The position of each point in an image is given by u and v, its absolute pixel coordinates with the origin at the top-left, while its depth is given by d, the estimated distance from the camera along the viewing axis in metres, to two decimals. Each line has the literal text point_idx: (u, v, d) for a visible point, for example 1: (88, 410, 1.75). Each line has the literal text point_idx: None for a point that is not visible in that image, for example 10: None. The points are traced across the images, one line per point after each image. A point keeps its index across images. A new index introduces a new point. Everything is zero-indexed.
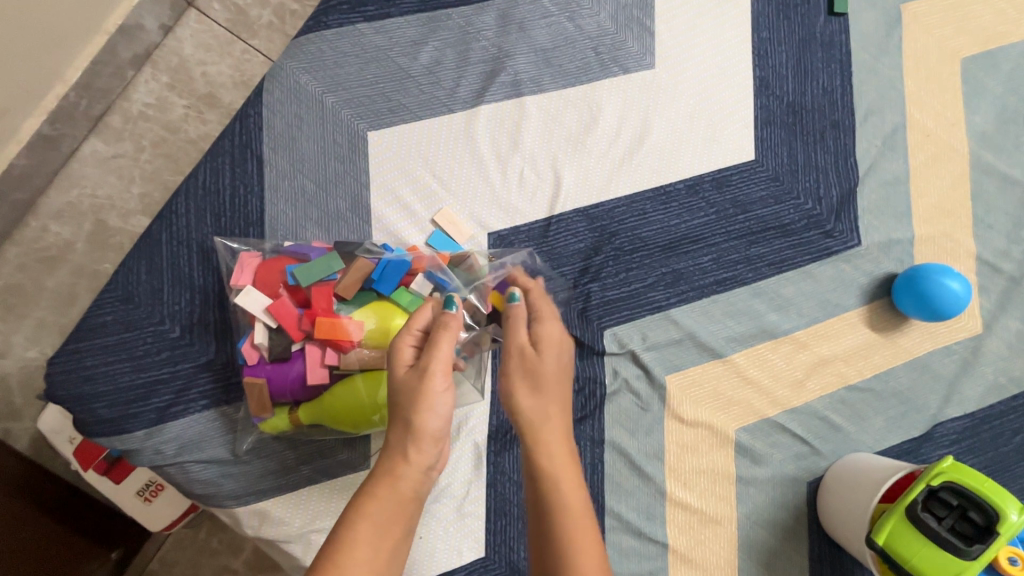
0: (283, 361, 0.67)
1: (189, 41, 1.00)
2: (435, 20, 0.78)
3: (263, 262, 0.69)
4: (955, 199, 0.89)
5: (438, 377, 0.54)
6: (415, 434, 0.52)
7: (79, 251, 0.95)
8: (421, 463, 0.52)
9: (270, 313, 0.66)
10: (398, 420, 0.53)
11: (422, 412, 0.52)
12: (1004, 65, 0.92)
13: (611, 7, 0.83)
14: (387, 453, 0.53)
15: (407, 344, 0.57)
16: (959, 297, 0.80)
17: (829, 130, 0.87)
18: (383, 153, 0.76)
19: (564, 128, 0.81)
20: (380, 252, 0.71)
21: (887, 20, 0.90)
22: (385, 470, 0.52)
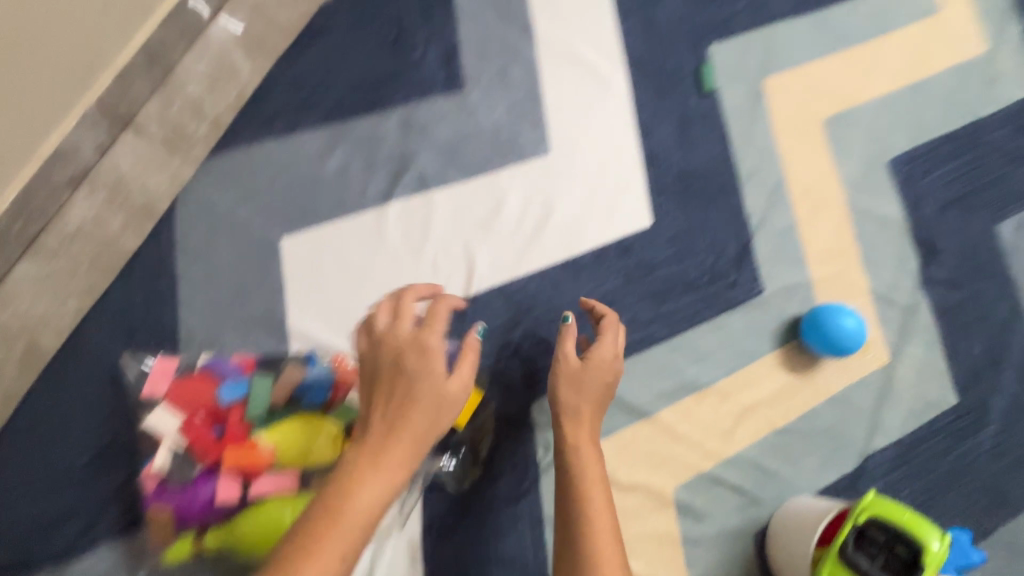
0: (190, 484, 0.65)
1: (127, 157, 0.85)
2: (342, 131, 0.84)
3: (178, 382, 0.69)
4: (843, 242, 0.97)
5: (463, 376, 0.57)
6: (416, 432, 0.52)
7: (6, 377, 0.79)
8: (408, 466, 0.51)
9: (182, 432, 0.66)
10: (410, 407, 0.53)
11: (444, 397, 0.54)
12: (861, 122, 1.03)
13: (504, 104, 0.91)
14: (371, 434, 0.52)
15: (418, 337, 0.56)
16: (852, 334, 0.87)
17: (718, 191, 0.95)
18: (297, 256, 0.79)
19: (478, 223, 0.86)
20: (303, 366, 0.71)
21: (751, 92, 1.00)
22: (395, 433, 0.51)
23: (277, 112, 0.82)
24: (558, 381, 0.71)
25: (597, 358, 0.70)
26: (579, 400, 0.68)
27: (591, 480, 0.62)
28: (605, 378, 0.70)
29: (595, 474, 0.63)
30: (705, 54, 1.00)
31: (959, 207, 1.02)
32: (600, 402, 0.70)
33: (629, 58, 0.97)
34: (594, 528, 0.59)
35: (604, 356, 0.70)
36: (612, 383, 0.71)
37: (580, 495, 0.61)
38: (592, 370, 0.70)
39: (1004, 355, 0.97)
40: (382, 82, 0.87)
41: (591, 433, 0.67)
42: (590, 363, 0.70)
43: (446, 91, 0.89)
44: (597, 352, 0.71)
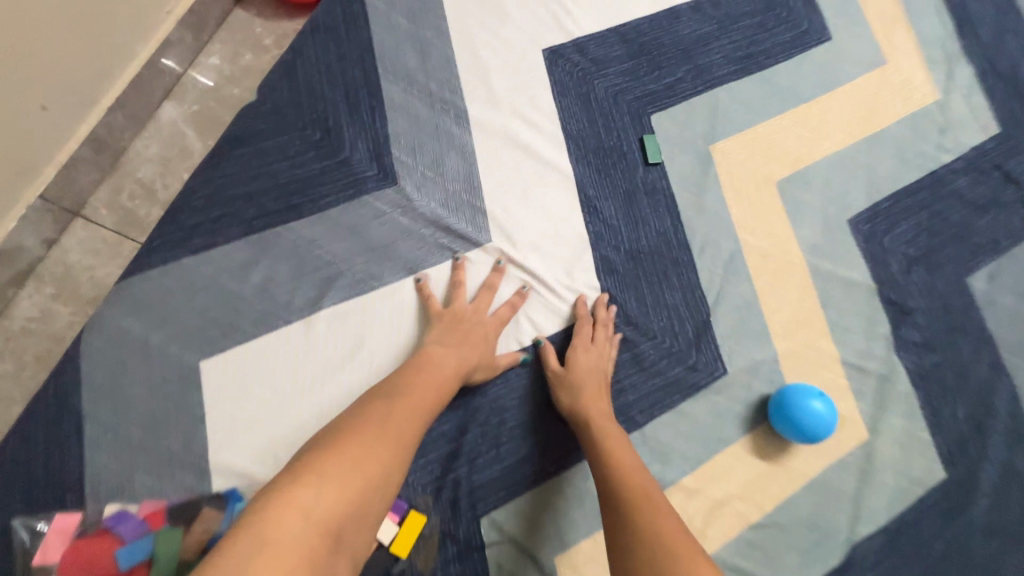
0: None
1: None
2: (265, 240, 0.79)
3: (73, 545, 0.63)
4: (807, 310, 0.93)
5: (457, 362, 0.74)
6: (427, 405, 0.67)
7: None
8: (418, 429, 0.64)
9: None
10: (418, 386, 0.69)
11: (453, 364, 0.73)
12: (816, 181, 0.99)
13: (440, 195, 0.87)
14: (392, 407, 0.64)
15: (466, 308, 0.81)
16: (826, 421, 0.81)
17: (670, 267, 0.91)
18: (219, 381, 0.73)
19: (497, 295, 0.84)
20: (220, 512, 0.66)
21: (699, 160, 0.97)
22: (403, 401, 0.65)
23: (193, 226, 0.77)
24: (561, 383, 0.80)
25: (582, 354, 0.81)
26: (584, 386, 0.79)
27: (631, 468, 0.68)
28: (599, 366, 0.81)
29: (630, 458, 0.70)
30: (648, 123, 0.97)
31: (925, 263, 0.98)
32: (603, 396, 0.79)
33: (568, 136, 0.93)
34: (641, 495, 0.64)
35: (593, 346, 0.82)
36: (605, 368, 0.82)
37: (617, 472, 0.68)
38: (592, 361, 0.81)
39: (986, 419, 0.92)
40: (308, 183, 0.82)
41: (599, 407, 0.77)
42: (581, 350, 0.81)
43: (377, 187, 0.85)
44: (580, 344, 0.82)
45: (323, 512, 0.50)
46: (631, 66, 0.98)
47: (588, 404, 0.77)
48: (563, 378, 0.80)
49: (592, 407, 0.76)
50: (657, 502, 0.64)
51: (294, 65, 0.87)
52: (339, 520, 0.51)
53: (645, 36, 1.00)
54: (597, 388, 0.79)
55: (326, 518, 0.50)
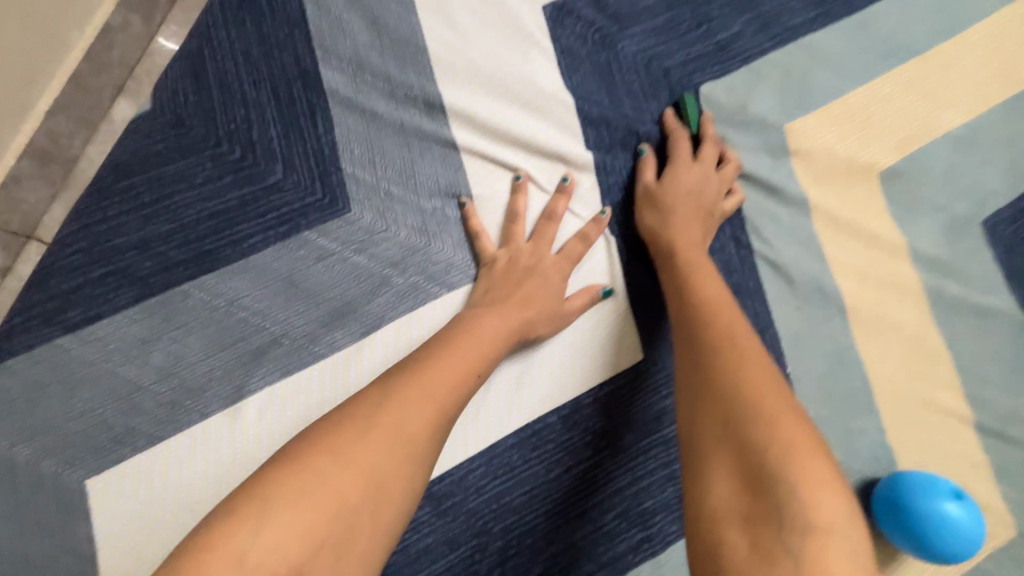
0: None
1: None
2: (169, 305, 0.58)
3: None
4: (926, 354, 0.66)
5: (495, 331, 0.56)
6: (443, 381, 0.49)
7: None
8: (432, 417, 0.47)
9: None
10: (441, 356, 0.52)
11: (495, 334, 0.56)
12: (937, 168, 0.71)
13: (409, 220, 0.64)
14: (398, 386, 0.47)
15: (523, 249, 0.63)
16: (968, 531, 0.56)
17: (729, 297, 0.67)
18: (114, 506, 0.54)
19: (561, 230, 0.66)
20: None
21: (768, 148, 0.70)
22: (408, 381, 0.48)
23: (70, 291, 0.57)
24: (648, 207, 0.65)
25: (677, 181, 0.64)
26: (674, 220, 0.63)
27: (732, 321, 0.53)
28: (696, 198, 0.64)
29: (747, 351, 0.49)
30: (695, 100, 0.70)
31: None
32: (697, 221, 0.64)
33: (583, 126, 0.67)
34: (750, 380, 0.46)
35: (692, 171, 0.65)
36: (708, 192, 0.65)
37: (717, 336, 0.51)
38: (691, 191, 0.64)
39: None
40: (225, 218, 0.60)
41: (695, 242, 0.62)
42: (675, 178, 0.65)
43: (322, 219, 0.62)
44: (678, 170, 0.65)
45: (267, 556, 0.37)
46: (667, 19, 0.71)
47: (676, 223, 0.63)
48: (651, 215, 0.64)
49: (681, 238, 0.61)
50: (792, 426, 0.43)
51: (201, 53, 0.63)
52: (292, 560, 0.38)
53: None
54: (693, 220, 0.63)
55: (272, 562, 0.37)
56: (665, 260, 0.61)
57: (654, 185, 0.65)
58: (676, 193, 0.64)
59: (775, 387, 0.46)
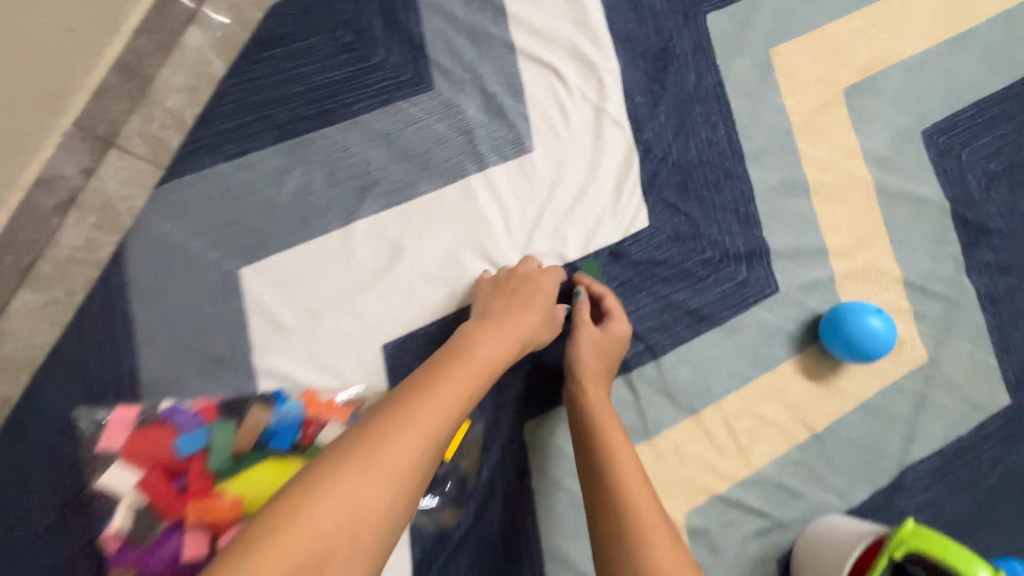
0: (151, 550, 0.60)
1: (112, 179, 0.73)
2: (300, 147, 0.76)
3: (133, 435, 0.64)
4: (871, 228, 0.86)
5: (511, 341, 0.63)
6: (469, 370, 0.55)
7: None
8: (456, 404, 0.51)
9: (140, 490, 0.61)
10: (458, 355, 0.56)
11: (508, 341, 0.62)
12: (889, 89, 0.90)
13: (478, 99, 0.81)
14: (428, 381, 0.51)
15: (532, 263, 0.75)
16: (884, 336, 0.76)
17: (722, 179, 0.85)
18: (259, 290, 0.73)
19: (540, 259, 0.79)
20: (269, 407, 0.67)
21: (758, 65, 0.88)
22: (438, 380, 0.52)
23: (226, 133, 0.75)
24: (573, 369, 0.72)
25: (612, 331, 0.74)
26: (592, 364, 0.72)
27: (626, 460, 0.63)
28: (617, 350, 0.74)
29: (630, 464, 0.62)
30: (703, 24, 0.88)
31: (1007, 179, 0.90)
32: (606, 382, 0.72)
33: (614, 38, 0.86)
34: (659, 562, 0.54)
35: (618, 330, 0.74)
36: (625, 343, 0.75)
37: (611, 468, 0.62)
38: (619, 345, 0.74)
39: None
40: (340, 88, 0.78)
41: (603, 397, 0.70)
42: (608, 331, 0.74)
43: (414, 94, 0.80)
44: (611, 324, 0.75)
45: (323, 530, 0.40)
46: None
47: (594, 399, 0.69)
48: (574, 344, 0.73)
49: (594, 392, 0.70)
50: (655, 515, 0.59)
51: None
52: (339, 533, 0.40)
53: None
54: (607, 385, 0.72)
55: (327, 528, 0.40)
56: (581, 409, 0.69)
57: (598, 330, 0.74)
58: (602, 342, 0.73)
59: (648, 492, 0.61)
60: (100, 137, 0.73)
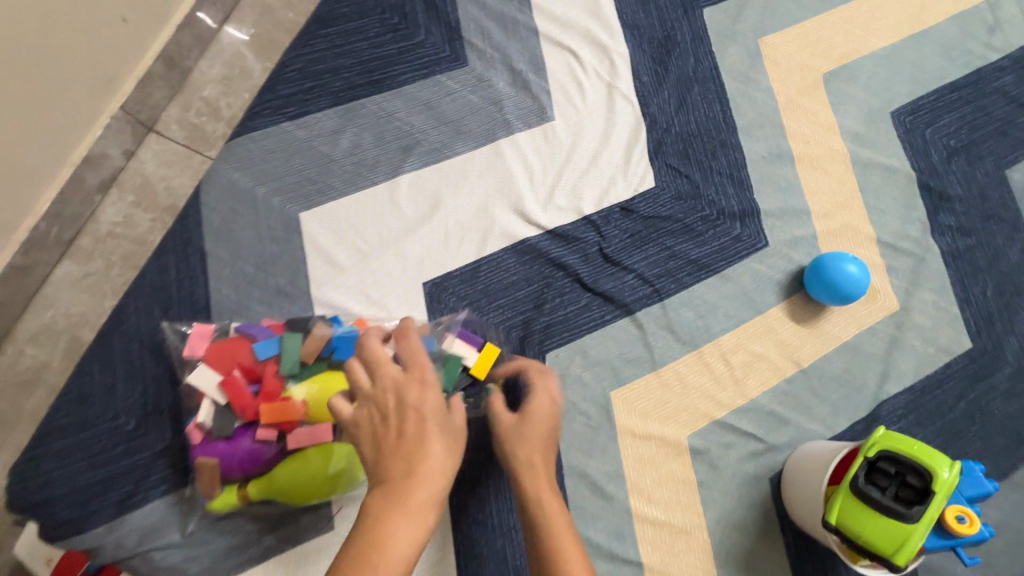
0: (229, 441, 0.70)
1: (151, 161, 0.84)
2: (352, 111, 0.87)
3: (214, 343, 0.73)
4: (847, 193, 0.98)
5: (440, 449, 0.52)
6: (408, 479, 0.50)
7: (57, 370, 0.77)
8: (413, 531, 0.48)
9: (221, 389, 0.71)
10: (385, 476, 0.50)
11: (449, 442, 0.53)
12: (861, 75, 1.04)
13: (506, 74, 0.93)
14: (373, 518, 0.48)
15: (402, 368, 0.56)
16: (856, 283, 0.87)
17: (718, 148, 0.97)
18: (316, 231, 0.83)
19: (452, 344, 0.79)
20: (328, 326, 0.75)
21: (748, 52, 1.02)
22: (382, 518, 0.48)
23: (288, 97, 0.87)
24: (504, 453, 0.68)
25: (534, 406, 0.70)
26: (523, 445, 0.67)
27: (557, 524, 0.59)
28: (547, 425, 0.69)
29: (556, 514, 0.60)
30: (699, 18, 1.02)
31: (964, 154, 1.03)
32: (546, 455, 0.67)
33: (623, 26, 0.99)
34: None
35: (540, 408, 0.70)
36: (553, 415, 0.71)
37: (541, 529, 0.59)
38: (539, 423, 0.69)
39: (1015, 298, 0.98)
40: (387, 62, 0.90)
41: (543, 466, 0.65)
42: (526, 417, 0.69)
43: (451, 69, 0.92)
44: (531, 405, 0.70)
45: None
46: None
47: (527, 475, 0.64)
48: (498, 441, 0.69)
49: (529, 467, 0.65)
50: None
51: None
52: None
53: None
54: (546, 450, 0.68)
55: None
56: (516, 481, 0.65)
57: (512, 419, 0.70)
58: (519, 431, 0.69)
59: (584, 562, 0.56)
60: (143, 123, 0.84)
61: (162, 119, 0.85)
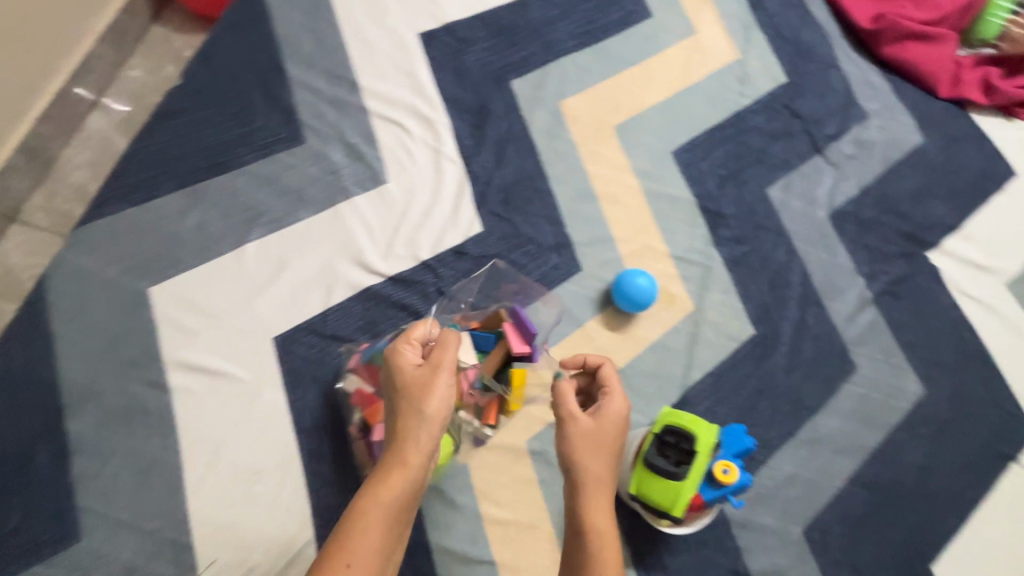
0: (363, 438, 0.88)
1: (14, 251, 0.98)
2: (196, 192, 0.97)
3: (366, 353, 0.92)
4: (643, 220, 1.20)
5: (444, 385, 0.77)
6: (423, 409, 0.75)
7: None
8: (423, 447, 0.74)
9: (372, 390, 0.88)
10: (409, 402, 0.76)
11: (450, 377, 0.78)
12: (646, 124, 1.28)
13: (342, 148, 1.07)
14: (400, 434, 0.75)
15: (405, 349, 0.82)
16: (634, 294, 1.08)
17: (534, 193, 1.15)
18: (165, 303, 0.91)
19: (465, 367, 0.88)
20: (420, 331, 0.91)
21: (552, 114, 1.22)
22: (407, 429, 0.75)
23: (134, 185, 0.95)
24: (573, 438, 0.79)
25: (611, 411, 0.81)
26: (598, 428, 0.80)
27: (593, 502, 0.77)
28: (617, 427, 0.81)
29: (599, 481, 0.77)
30: (509, 87, 1.22)
31: (733, 180, 1.29)
32: (604, 448, 0.79)
33: (443, 100, 1.16)
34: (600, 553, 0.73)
35: (614, 409, 0.81)
36: (622, 424, 0.81)
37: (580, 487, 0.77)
38: (614, 425, 0.80)
39: (784, 290, 1.23)
40: (229, 146, 1.01)
41: (598, 458, 0.78)
42: (601, 412, 0.81)
43: (290, 147, 1.04)
44: (606, 401, 0.82)
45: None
46: (492, 43, 1.23)
47: (580, 448, 0.79)
48: (582, 415, 0.81)
49: (585, 455, 0.78)
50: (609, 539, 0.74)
51: (210, 54, 1.06)
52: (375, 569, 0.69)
53: (503, 20, 1.26)
54: (615, 437, 0.80)
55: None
56: (569, 449, 0.79)
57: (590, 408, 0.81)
58: (593, 424, 0.80)
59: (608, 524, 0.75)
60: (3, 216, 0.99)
61: (27, 209, 1.01)
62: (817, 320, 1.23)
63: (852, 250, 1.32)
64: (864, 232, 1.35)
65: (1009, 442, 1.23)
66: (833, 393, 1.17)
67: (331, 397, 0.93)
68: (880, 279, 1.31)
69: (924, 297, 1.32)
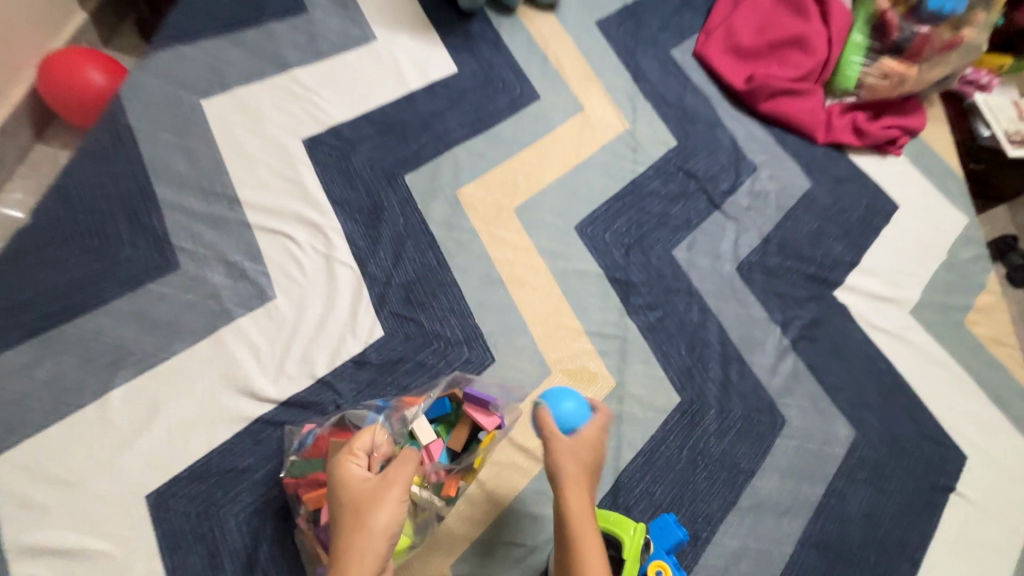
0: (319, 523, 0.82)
1: None
2: (50, 340, 0.88)
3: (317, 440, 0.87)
4: (554, 299, 1.18)
5: (397, 497, 0.71)
6: (371, 523, 0.68)
7: None
8: (372, 564, 0.66)
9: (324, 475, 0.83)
10: (354, 511, 0.70)
11: (399, 491, 0.72)
12: (545, 202, 1.29)
13: (221, 268, 1.01)
14: (345, 549, 0.67)
15: (356, 458, 0.76)
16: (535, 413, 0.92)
17: (438, 287, 1.11)
18: (8, 476, 0.79)
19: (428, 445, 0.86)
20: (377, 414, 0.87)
21: (449, 203, 1.21)
22: (354, 539, 0.67)
23: None
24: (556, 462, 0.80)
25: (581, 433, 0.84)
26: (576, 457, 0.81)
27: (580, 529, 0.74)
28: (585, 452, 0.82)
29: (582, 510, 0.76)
30: (403, 183, 1.20)
31: (638, 246, 1.30)
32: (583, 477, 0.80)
33: (333, 203, 1.13)
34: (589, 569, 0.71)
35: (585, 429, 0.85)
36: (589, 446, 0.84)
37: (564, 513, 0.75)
38: (581, 447, 0.82)
39: (704, 351, 1.22)
40: (89, 283, 0.93)
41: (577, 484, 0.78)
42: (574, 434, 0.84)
43: (163, 275, 0.97)
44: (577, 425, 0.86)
45: None
46: (380, 140, 1.23)
47: (567, 476, 0.78)
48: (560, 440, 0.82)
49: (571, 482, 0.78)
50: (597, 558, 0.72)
51: (66, 185, 0.99)
52: None
53: (390, 117, 1.26)
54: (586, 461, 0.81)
55: None
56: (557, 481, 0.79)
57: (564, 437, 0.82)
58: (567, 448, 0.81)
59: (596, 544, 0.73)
60: None
61: None
62: (741, 376, 1.22)
63: (764, 300, 1.34)
64: (772, 280, 1.38)
65: (946, 474, 1.23)
66: (768, 452, 1.15)
67: (216, 556, 0.82)
68: (794, 324, 1.33)
69: (839, 337, 1.34)
